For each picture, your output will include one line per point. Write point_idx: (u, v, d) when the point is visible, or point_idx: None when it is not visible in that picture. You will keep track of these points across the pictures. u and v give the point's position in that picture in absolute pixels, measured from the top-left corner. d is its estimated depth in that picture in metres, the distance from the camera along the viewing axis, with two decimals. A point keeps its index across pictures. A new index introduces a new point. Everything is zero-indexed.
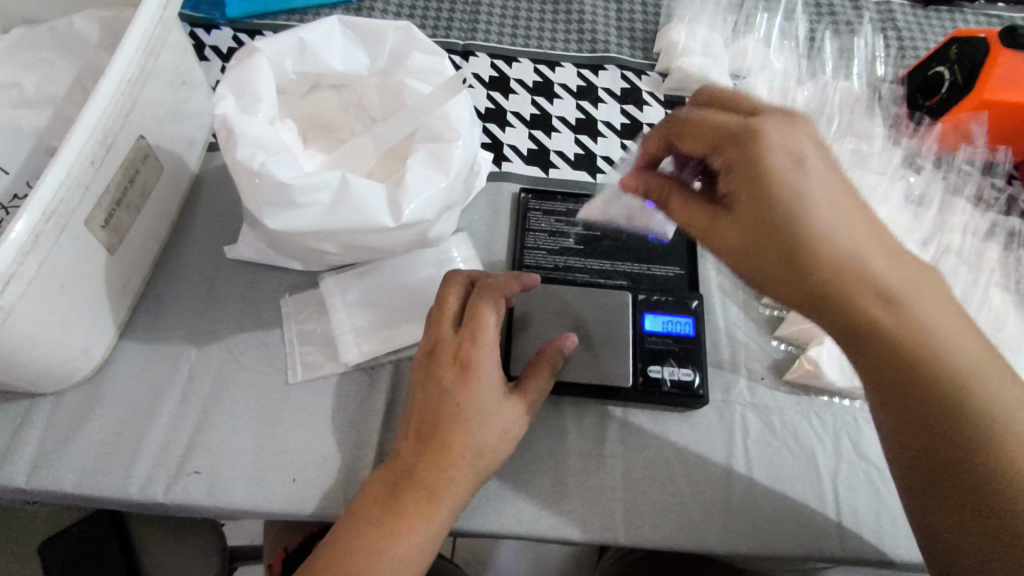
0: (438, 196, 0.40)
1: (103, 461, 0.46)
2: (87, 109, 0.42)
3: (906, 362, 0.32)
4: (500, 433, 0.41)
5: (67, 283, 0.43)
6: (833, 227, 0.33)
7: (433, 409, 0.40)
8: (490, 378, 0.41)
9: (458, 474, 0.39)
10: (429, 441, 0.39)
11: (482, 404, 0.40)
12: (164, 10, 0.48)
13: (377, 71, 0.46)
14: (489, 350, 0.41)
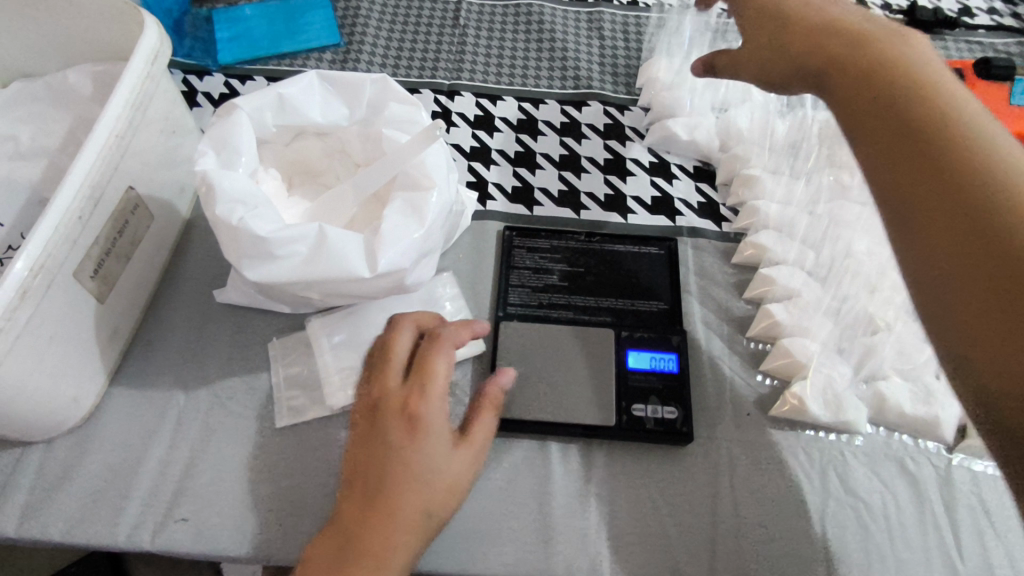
0: (414, 245, 0.41)
1: (92, 510, 0.46)
2: (75, 165, 0.43)
3: (953, 173, 0.30)
4: (449, 494, 0.37)
5: (57, 335, 0.44)
6: (905, 63, 0.35)
7: (376, 476, 0.36)
8: (440, 433, 0.37)
9: (403, 554, 0.35)
10: (369, 518, 0.35)
11: (432, 465, 0.36)
12: (152, 65, 0.49)
13: (357, 120, 0.47)
14: (439, 400, 0.37)
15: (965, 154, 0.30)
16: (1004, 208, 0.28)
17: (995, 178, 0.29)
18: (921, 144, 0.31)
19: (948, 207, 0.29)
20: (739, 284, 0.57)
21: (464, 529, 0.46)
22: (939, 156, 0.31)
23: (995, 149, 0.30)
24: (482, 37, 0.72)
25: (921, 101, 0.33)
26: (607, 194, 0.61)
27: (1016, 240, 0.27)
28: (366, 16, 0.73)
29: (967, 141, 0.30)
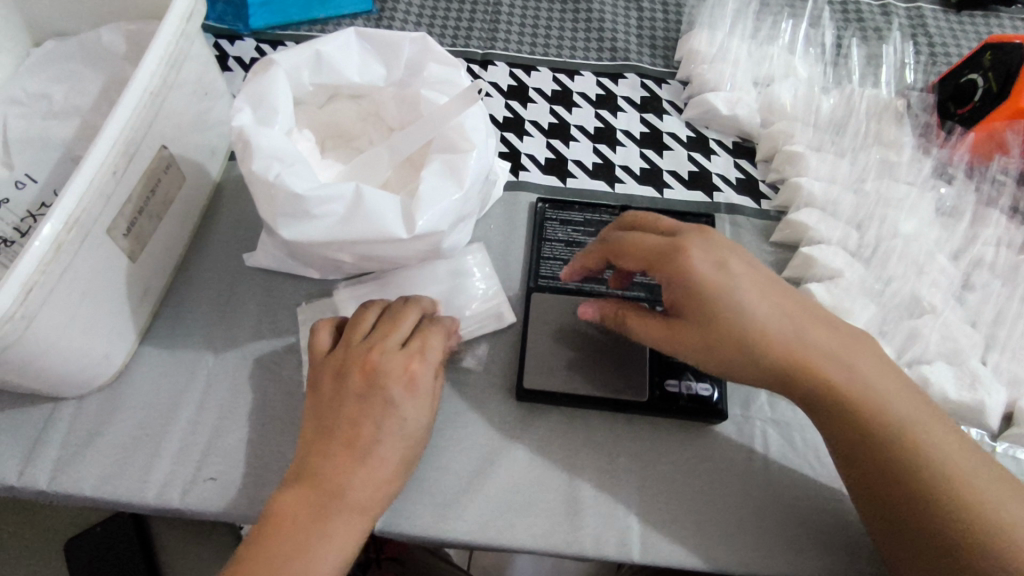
0: (451, 208, 0.40)
1: (122, 467, 0.46)
2: (110, 119, 0.43)
3: (876, 435, 0.39)
4: (419, 443, 0.42)
5: (90, 291, 0.44)
6: (807, 331, 0.40)
7: (349, 422, 0.40)
8: (402, 386, 0.41)
9: (370, 489, 0.39)
10: (343, 455, 0.39)
11: (400, 414, 0.40)
12: (187, 22, 0.49)
13: (394, 82, 0.46)
14: (400, 355, 0.42)
15: (876, 412, 0.39)
16: (924, 465, 0.38)
17: (900, 427, 0.39)
18: (857, 429, 0.39)
19: (885, 459, 0.39)
20: (779, 263, 0.54)
21: (492, 499, 0.45)
22: (870, 417, 0.39)
23: (892, 406, 0.39)
24: (517, 6, 0.70)
25: (833, 381, 0.40)
26: (643, 168, 0.60)
27: (941, 494, 0.37)
28: None
29: (875, 399, 0.39)
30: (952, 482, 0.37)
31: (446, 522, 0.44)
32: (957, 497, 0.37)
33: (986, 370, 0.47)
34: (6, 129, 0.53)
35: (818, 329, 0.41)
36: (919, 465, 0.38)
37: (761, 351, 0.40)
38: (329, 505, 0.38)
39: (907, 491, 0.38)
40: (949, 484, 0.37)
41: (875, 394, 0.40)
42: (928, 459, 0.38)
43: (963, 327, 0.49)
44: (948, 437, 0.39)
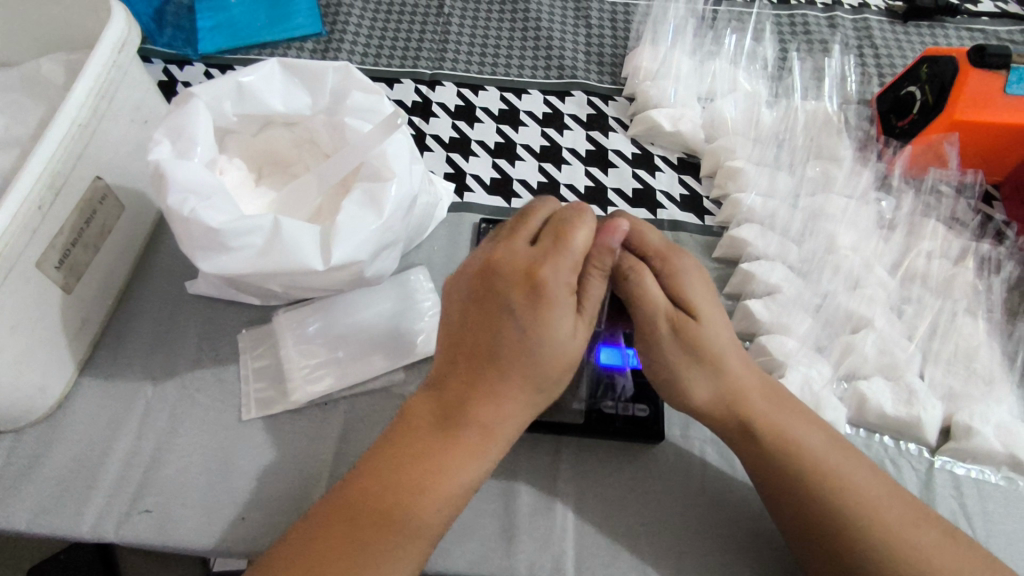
0: (369, 238, 0.40)
1: (57, 501, 0.46)
2: (35, 154, 0.43)
3: (807, 472, 0.39)
4: (567, 368, 0.38)
5: (19, 325, 0.44)
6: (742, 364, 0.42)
7: (493, 336, 0.37)
8: (564, 304, 0.37)
9: (506, 416, 0.37)
10: (477, 377, 0.37)
11: (558, 336, 0.36)
12: (119, 53, 0.49)
13: (322, 109, 0.46)
14: (567, 270, 0.37)
15: (808, 452, 0.40)
16: (847, 503, 0.38)
17: (826, 467, 0.39)
18: (784, 468, 0.40)
19: (815, 495, 0.39)
20: (721, 279, 0.54)
21: None
22: (802, 454, 0.40)
23: (814, 444, 0.40)
24: (466, 26, 0.70)
25: (764, 415, 0.41)
26: (587, 186, 0.60)
27: (863, 528, 0.37)
28: (349, 5, 0.72)
29: (801, 440, 0.41)
30: (869, 521, 0.38)
31: None
32: (874, 535, 0.37)
33: (922, 383, 0.47)
34: None
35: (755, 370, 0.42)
36: (845, 501, 0.38)
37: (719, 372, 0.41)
38: (455, 428, 0.37)
39: (831, 524, 0.38)
40: (869, 521, 0.38)
41: (800, 438, 0.41)
42: (852, 497, 0.38)
43: (900, 340, 0.49)
44: (870, 479, 0.40)
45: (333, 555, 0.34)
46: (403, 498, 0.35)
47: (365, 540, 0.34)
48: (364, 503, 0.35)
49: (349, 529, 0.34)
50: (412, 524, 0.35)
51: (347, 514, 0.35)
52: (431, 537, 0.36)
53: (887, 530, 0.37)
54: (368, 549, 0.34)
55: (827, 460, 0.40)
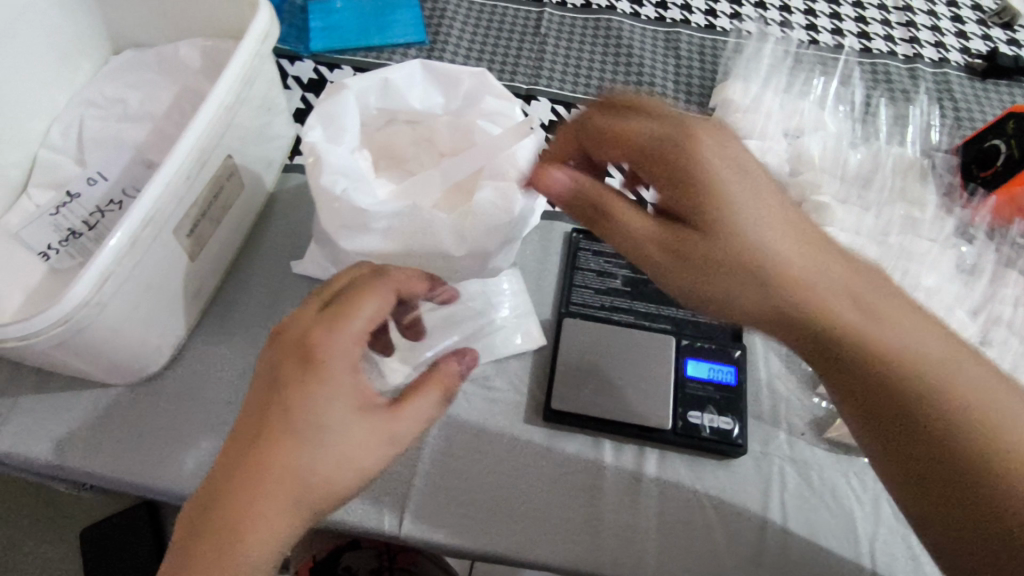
0: (500, 231, 0.43)
1: (168, 454, 0.49)
2: (190, 128, 0.46)
3: (906, 411, 0.36)
4: (335, 462, 0.37)
5: (153, 286, 0.46)
6: (873, 337, 0.36)
7: (272, 406, 0.36)
8: (334, 397, 0.37)
9: (282, 502, 0.35)
10: (263, 448, 0.36)
11: (326, 422, 0.37)
12: (262, 43, 0.52)
13: (460, 104, 0.49)
14: (345, 347, 0.38)
15: (898, 372, 0.36)
16: (928, 417, 0.35)
17: (963, 421, 0.35)
18: (900, 391, 0.36)
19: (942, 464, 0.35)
20: None
21: (518, 513, 0.47)
22: (882, 396, 0.36)
23: (959, 396, 0.35)
24: (561, 46, 0.74)
25: (888, 356, 0.36)
26: None
27: (960, 440, 0.35)
28: (451, 18, 0.75)
29: (885, 342, 0.36)
30: (956, 395, 0.35)
31: (467, 533, 0.47)
32: (968, 433, 0.34)
33: None
34: (84, 131, 0.59)
35: (895, 321, 0.37)
36: (980, 468, 0.34)
37: (638, 237, 0.41)
38: (228, 507, 0.34)
39: (898, 426, 0.36)
40: (972, 431, 0.34)
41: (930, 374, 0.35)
42: (933, 365, 0.35)
43: None
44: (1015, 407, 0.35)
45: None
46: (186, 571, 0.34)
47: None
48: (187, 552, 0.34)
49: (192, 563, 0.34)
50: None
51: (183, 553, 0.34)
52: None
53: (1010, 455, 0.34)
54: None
55: (828, 300, 0.37)
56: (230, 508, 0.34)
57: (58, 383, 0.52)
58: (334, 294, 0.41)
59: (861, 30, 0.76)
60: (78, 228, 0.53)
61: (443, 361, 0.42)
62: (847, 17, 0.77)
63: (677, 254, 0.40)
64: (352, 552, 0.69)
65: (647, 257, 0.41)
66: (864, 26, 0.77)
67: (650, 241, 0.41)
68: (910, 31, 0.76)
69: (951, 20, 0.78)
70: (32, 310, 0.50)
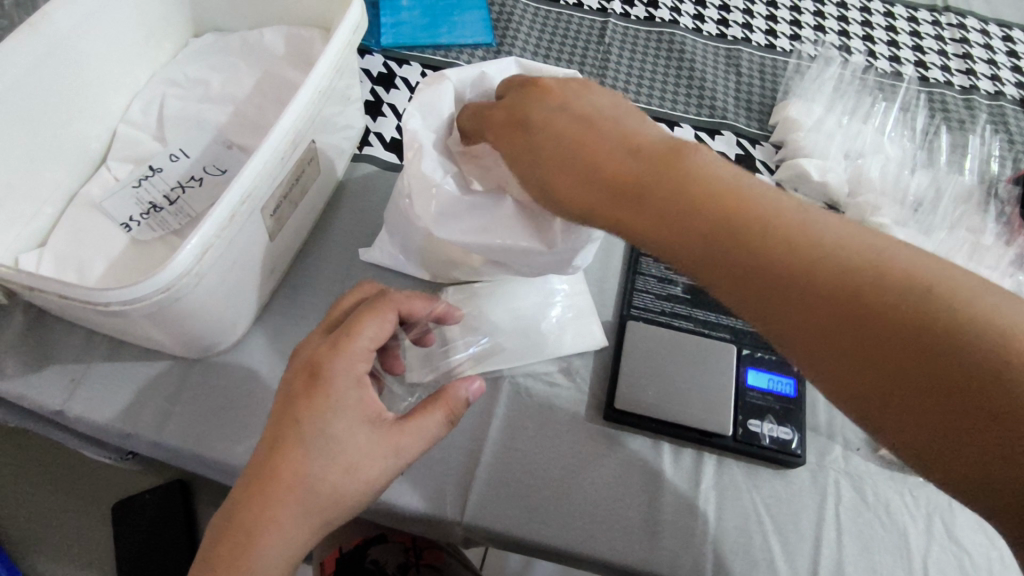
0: (588, 230, 0.45)
1: (238, 427, 0.50)
2: (287, 111, 0.47)
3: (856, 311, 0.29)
4: (345, 468, 0.39)
5: (238, 262, 0.47)
6: (714, 203, 0.33)
7: (288, 417, 0.39)
8: (341, 404, 0.39)
9: (291, 509, 0.37)
10: (275, 454, 0.38)
11: (330, 431, 0.39)
12: (353, 34, 0.54)
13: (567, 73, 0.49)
14: (350, 364, 0.40)
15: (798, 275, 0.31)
16: (940, 314, 0.28)
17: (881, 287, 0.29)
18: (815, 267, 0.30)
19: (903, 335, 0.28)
20: None
21: (577, 508, 0.48)
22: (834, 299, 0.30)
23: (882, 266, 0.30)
24: (625, 57, 0.75)
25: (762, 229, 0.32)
26: None
27: (957, 339, 0.27)
28: (518, 22, 0.77)
29: (817, 238, 0.31)
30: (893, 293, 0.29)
31: (528, 525, 0.47)
32: (982, 342, 0.27)
33: None
34: (165, 108, 0.60)
35: (776, 200, 0.34)
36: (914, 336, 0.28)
37: (590, 173, 0.37)
38: (242, 511, 0.37)
39: (844, 317, 0.29)
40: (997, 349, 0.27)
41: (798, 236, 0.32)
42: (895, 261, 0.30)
43: None
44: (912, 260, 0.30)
45: None
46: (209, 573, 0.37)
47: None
48: (208, 561, 0.37)
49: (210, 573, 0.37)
50: None
51: (206, 562, 0.37)
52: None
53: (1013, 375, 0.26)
54: None
55: (792, 221, 0.32)
56: (241, 521, 0.37)
57: (128, 352, 0.52)
58: (334, 323, 0.44)
59: (918, 58, 0.77)
60: (159, 202, 0.55)
61: (450, 386, 0.43)
62: (904, 46, 0.79)
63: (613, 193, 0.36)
64: (379, 545, 0.66)
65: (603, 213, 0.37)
66: (922, 54, 0.78)
67: (583, 185, 0.38)
68: (967, 63, 0.77)
69: (1006, 55, 0.79)
70: (114, 278, 0.51)
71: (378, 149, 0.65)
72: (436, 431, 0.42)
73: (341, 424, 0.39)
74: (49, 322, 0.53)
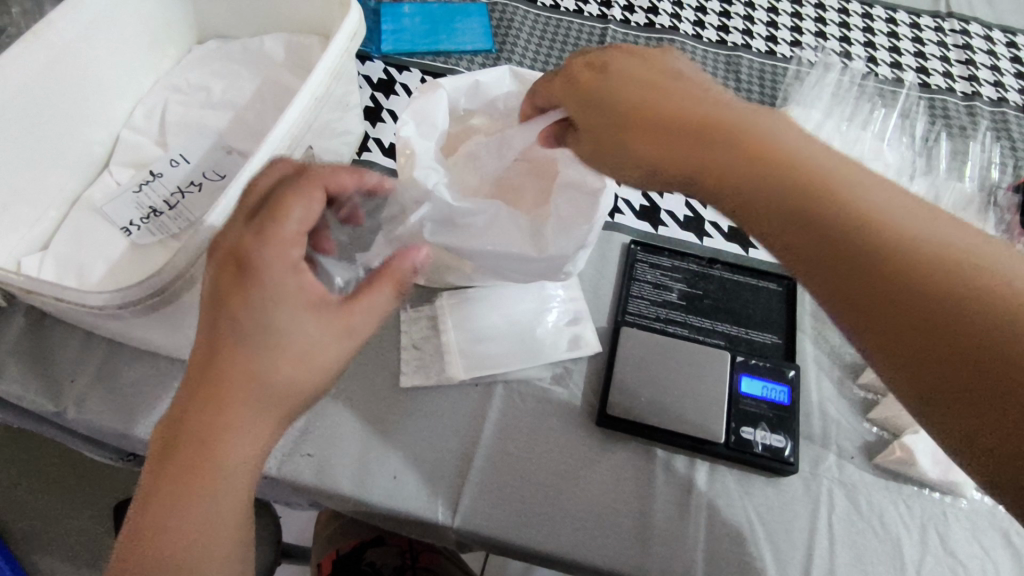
0: (577, 237, 0.47)
1: None
2: (284, 118, 0.48)
3: (864, 251, 0.31)
4: (296, 362, 0.37)
5: None
6: (773, 150, 0.36)
7: (221, 315, 0.36)
8: (279, 297, 0.37)
9: (244, 414, 0.36)
10: (214, 361, 0.36)
11: (272, 326, 0.36)
12: (350, 41, 0.55)
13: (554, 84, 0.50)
14: (280, 249, 0.37)
15: (824, 212, 0.33)
16: (960, 267, 0.29)
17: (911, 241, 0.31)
18: (850, 221, 0.32)
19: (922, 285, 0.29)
20: None
21: (568, 514, 0.48)
22: (867, 235, 0.32)
23: (914, 225, 0.31)
24: None
25: (812, 179, 0.34)
26: (730, 226, 0.64)
27: (964, 287, 0.29)
28: (518, 29, 0.77)
29: (860, 201, 0.33)
30: (911, 241, 0.31)
31: (518, 531, 0.47)
32: (996, 298, 0.28)
33: None
34: (167, 114, 0.61)
35: (830, 156, 0.36)
36: (936, 293, 0.29)
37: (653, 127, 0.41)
38: (193, 416, 0.35)
39: (854, 265, 0.32)
40: (998, 305, 0.28)
41: (845, 191, 0.33)
42: (929, 223, 0.32)
43: None
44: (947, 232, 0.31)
45: (154, 512, 0.35)
46: (168, 484, 0.35)
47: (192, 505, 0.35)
48: (153, 484, 0.36)
49: (156, 496, 0.35)
50: (198, 500, 0.35)
51: (157, 484, 0.36)
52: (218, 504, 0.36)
53: (1007, 339, 0.27)
54: (171, 510, 0.35)
55: (837, 179, 0.34)
56: (187, 435, 0.35)
57: (127, 354, 0.53)
58: (261, 196, 0.39)
59: (919, 65, 0.77)
60: (159, 207, 0.55)
61: (394, 259, 0.42)
62: (905, 52, 0.78)
63: (665, 134, 0.40)
64: (377, 547, 0.66)
65: (647, 155, 0.41)
66: (923, 61, 0.78)
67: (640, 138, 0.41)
68: (969, 69, 0.77)
69: (1009, 61, 0.79)
70: (113, 281, 0.52)
71: (376, 154, 0.66)
72: (386, 302, 0.41)
73: (281, 321, 0.37)
74: (49, 324, 0.54)
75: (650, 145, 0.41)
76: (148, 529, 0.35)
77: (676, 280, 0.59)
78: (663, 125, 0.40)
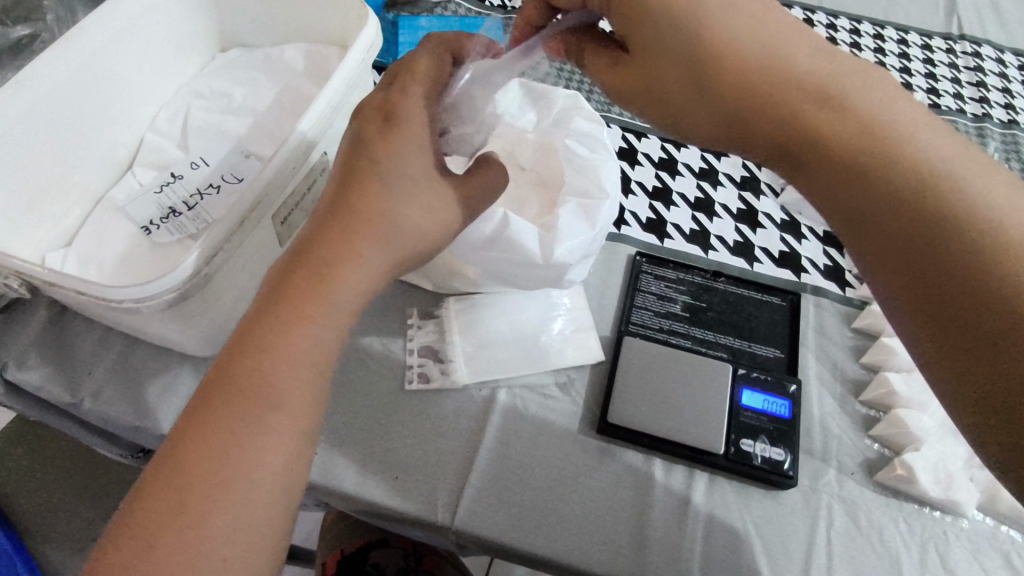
0: (580, 245, 0.49)
1: None
2: (299, 123, 0.50)
3: (896, 185, 0.35)
4: (426, 213, 0.39)
5: (249, 265, 0.50)
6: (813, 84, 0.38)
7: (363, 162, 0.38)
8: (416, 149, 0.39)
9: (368, 259, 0.37)
10: (348, 200, 0.37)
11: (409, 173, 0.38)
12: (366, 52, 0.56)
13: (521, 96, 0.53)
14: (420, 109, 0.41)
15: (850, 149, 0.36)
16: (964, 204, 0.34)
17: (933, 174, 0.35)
18: (872, 158, 0.36)
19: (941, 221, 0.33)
20: (858, 348, 0.58)
21: (567, 519, 0.49)
22: (869, 173, 0.36)
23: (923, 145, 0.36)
24: None
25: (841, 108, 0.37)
26: (735, 240, 0.65)
27: (974, 223, 0.33)
28: None
29: (906, 141, 0.36)
30: (938, 178, 0.35)
31: (516, 535, 0.48)
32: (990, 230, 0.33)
33: None
34: (189, 118, 0.63)
35: (866, 91, 0.38)
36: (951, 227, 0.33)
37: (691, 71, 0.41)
38: (303, 277, 0.35)
39: (882, 193, 0.35)
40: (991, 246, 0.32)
41: (876, 119, 0.37)
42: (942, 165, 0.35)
43: None
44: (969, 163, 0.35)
45: (241, 367, 0.34)
46: (275, 324, 0.35)
47: (290, 352, 0.35)
48: (250, 327, 0.35)
49: (248, 345, 0.35)
50: (302, 344, 0.35)
51: (255, 329, 0.35)
52: (323, 355, 0.36)
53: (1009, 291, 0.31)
54: (264, 360, 0.35)
55: (872, 117, 0.37)
56: (298, 275, 0.36)
57: (143, 350, 0.55)
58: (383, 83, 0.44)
59: (930, 85, 0.77)
60: (178, 207, 0.57)
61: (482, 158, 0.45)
62: (917, 72, 0.78)
63: (697, 83, 0.41)
64: (379, 549, 0.66)
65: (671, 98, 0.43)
66: (934, 82, 0.78)
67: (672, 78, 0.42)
68: (981, 91, 0.77)
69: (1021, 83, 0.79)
70: (130, 278, 0.53)
71: None
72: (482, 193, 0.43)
73: (418, 170, 0.39)
74: (68, 319, 0.55)
75: (747, 91, 0.39)
76: (222, 392, 0.34)
77: (681, 292, 0.59)
78: (698, 68, 0.40)
